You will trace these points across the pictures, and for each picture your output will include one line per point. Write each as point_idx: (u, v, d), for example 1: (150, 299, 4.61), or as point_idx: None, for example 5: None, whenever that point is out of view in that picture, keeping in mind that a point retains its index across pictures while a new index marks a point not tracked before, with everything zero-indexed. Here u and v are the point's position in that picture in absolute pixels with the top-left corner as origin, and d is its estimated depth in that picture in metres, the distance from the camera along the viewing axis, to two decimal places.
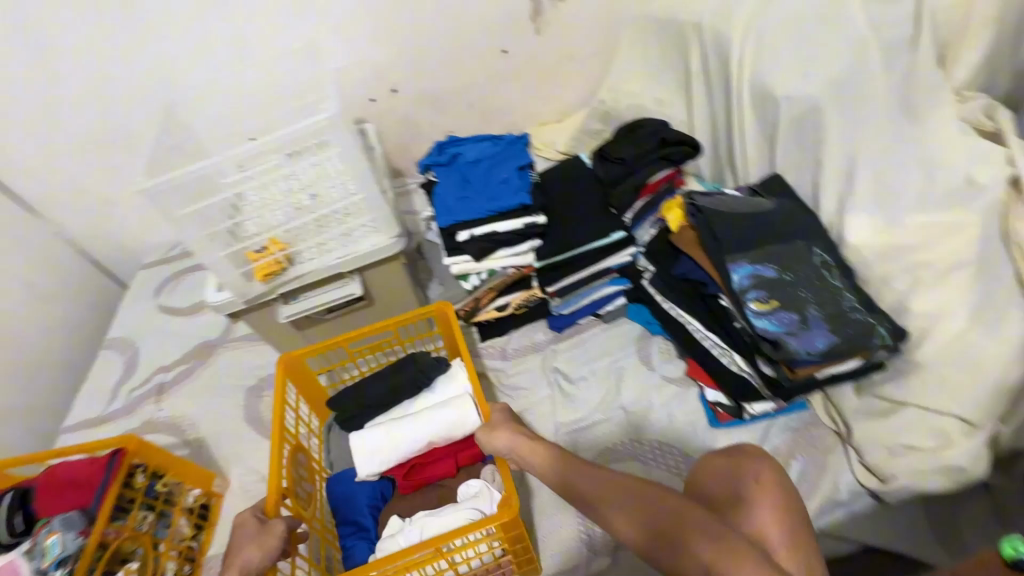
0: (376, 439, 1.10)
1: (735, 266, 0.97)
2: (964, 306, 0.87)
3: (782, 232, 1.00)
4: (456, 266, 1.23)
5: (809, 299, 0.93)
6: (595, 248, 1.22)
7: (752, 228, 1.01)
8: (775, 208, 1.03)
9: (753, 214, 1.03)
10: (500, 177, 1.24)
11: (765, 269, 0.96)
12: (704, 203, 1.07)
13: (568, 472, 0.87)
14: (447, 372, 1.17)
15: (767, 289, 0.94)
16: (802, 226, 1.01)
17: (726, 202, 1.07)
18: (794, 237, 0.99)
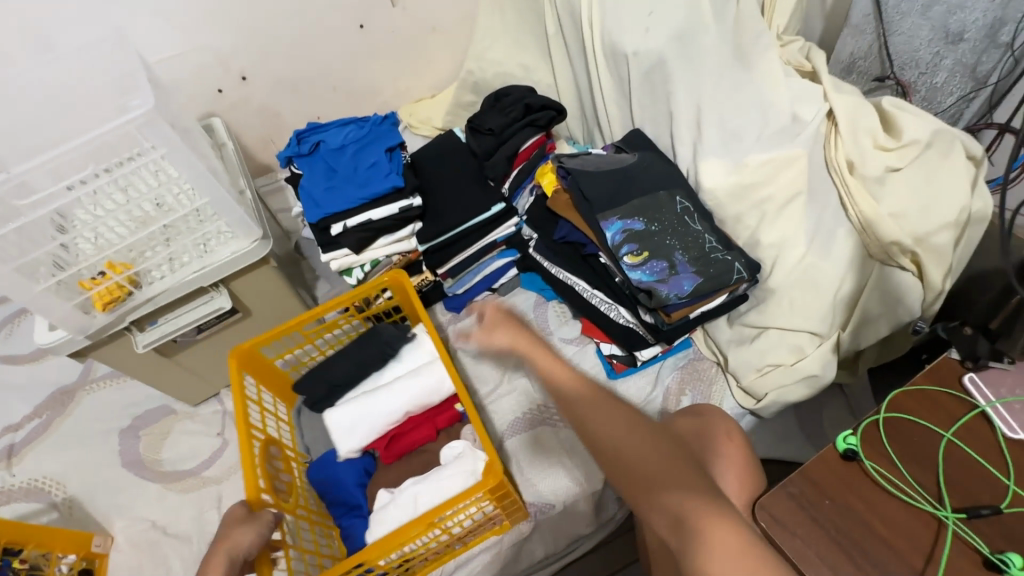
0: (346, 418, 0.97)
1: (607, 223, 0.99)
2: (803, 232, 0.94)
3: (645, 183, 1.02)
4: (337, 261, 1.18)
5: (675, 245, 0.96)
6: (478, 224, 1.20)
7: (618, 183, 1.03)
8: (636, 162, 1.05)
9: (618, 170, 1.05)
10: (368, 163, 1.18)
11: (635, 222, 0.98)
12: (571, 165, 1.07)
13: (559, 371, 0.72)
14: (414, 340, 1.07)
15: (638, 241, 0.97)
16: (663, 176, 1.04)
17: (593, 161, 1.08)
18: (657, 186, 1.02)
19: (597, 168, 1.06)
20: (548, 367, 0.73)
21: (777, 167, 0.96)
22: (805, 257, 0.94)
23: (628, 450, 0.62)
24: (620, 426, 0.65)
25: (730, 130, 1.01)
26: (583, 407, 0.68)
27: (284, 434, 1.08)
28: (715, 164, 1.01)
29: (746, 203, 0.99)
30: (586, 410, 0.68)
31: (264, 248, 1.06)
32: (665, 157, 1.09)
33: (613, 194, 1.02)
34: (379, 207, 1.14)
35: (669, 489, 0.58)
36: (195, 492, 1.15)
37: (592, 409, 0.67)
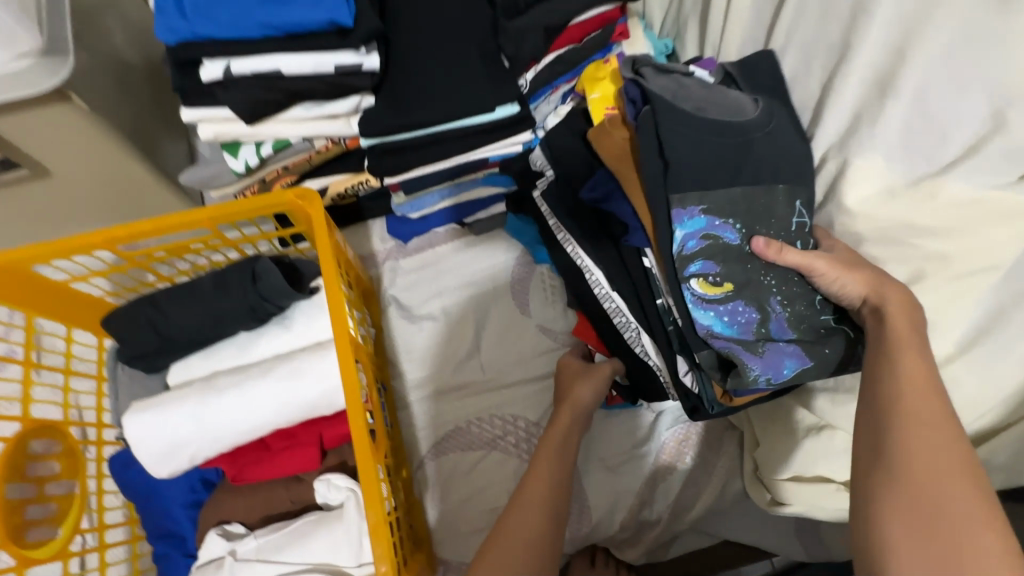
0: (169, 424, 0.59)
1: (680, 217, 0.60)
2: (960, 327, 0.60)
3: (762, 163, 0.61)
4: (209, 125, 0.68)
5: (776, 289, 0.60)
6: (467, 131, 0.72)
7: (722, 149, 0.61)
8: (759, 118, 0.62)
9: (725, 122, 0.62)
10: None
11: (727, 228, 0.60)
12: (651, 86, 0.63)
13: (914, 366, 0.52)
14: (313, 301, 0.67)
15: (721, 259, 0.61)
16: (789, 155, 0.62)
17: (689, 92, 0.64)
18: (776, 173, 0.62)
19: (696, 111, 0.62)
20: (905, 361, 0.53)
21: (981, 218, 0.56)
22: (944, 365, 0.60)
23: (935, 482, 0.46)
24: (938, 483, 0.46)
25: (928, 122, 0.57)
26: (906, 435, 0.49)
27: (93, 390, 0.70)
28: (875, 169, 0.60)
29: (898, 252, 0.60)
30: (907, 439, 0.49)
31: (50, 78, 0.55)
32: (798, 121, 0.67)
33: (709, 166, 0.60)
34: (295, 53, 0.62)
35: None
36: None
37: (919, 437, 0.49)
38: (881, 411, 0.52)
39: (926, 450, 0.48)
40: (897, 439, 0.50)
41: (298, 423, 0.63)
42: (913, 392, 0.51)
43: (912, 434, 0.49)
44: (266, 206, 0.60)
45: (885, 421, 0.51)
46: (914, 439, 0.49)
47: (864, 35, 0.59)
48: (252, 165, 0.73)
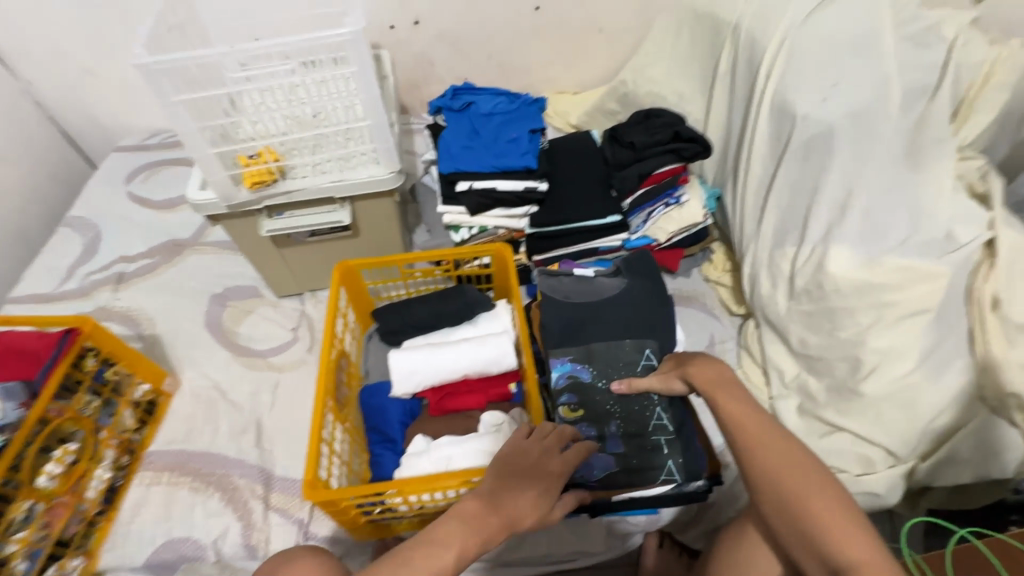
0: (413, 360, 1.03)
1: (556, 361, 1.01)
2: (915, 349, 0.91)
3: (622, 323, 1.03)
4: (448, 215, 1.23)
5: (614, 414, 0.97)
6: (588, 228, 1.23)
7: (584, 319, 1.03)
8: (617, 294, 1.05)
9: (593, 301, 1.05)
10: (509, 137, 1.23)
11: (583, 370, 1.00)
12: (545, 284, 1.07)
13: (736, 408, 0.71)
14: (492, 311, 1.12)
15: (578, 392, 0.99)
16: (639, 323, 1.03)
17: (565, 286, 1.07)
18: (627, 332, 1.03)
19: (566, 297, 1.06)
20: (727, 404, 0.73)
21: (914, 277, 0.92)
22: (908, 374, 0.90)
23: (785, 463, 0.65)
24: (793, 471, 0.64)
25: (874, 224, 0.98)
26: (756, 453, 0.67)
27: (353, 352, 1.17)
28: (844, 252, 0.98)
29: (867, 300, 0.95)
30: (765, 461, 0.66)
31: (395, 182, 1.12)
32: (661, 290, 1.06)
33: (571, 330, 1.03)
34: (504, 180, 1.19)
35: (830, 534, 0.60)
36: (257, 371, 1.25)
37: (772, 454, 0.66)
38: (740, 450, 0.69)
39: (776, 455, 0.66)
40: (759, 462, 0.66)
41: (479, 376, 1.04)
42: (748, 423, 0.69)
43: (758, 457, 0.67)
44: (481, 251, 1.11)
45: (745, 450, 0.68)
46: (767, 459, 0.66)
47: (828, 179, 1.03)
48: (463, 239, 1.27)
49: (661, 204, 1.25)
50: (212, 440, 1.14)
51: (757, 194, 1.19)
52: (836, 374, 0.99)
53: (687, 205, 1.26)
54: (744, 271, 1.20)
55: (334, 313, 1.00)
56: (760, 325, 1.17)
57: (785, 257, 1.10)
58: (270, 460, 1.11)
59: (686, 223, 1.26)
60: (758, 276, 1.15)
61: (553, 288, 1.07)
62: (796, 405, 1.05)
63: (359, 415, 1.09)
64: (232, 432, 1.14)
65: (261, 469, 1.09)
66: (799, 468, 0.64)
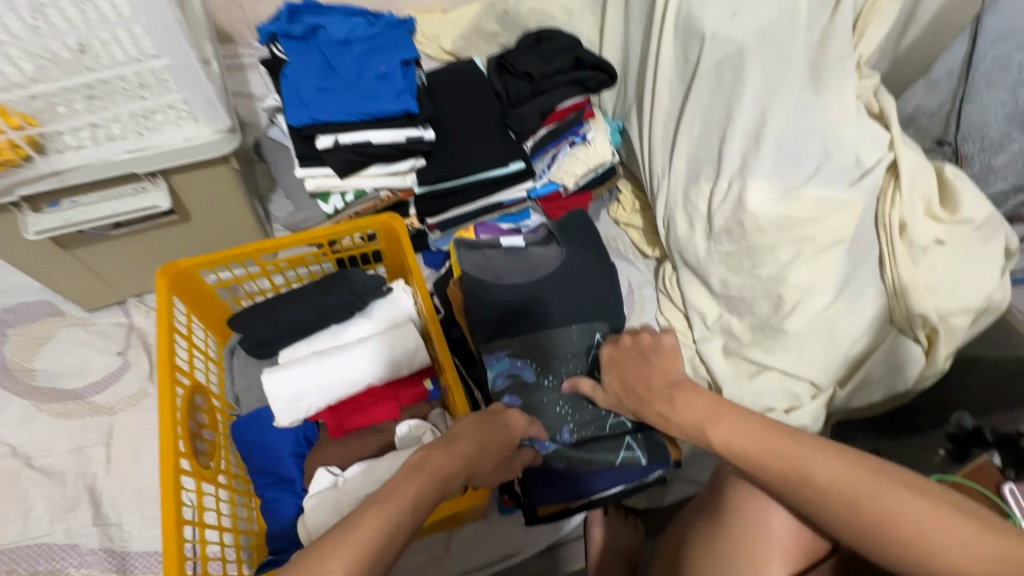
0: (296, 379, 0.81)
1: (492, 358, 0.86)
2: (831, 282, 0.91)
3: (565, 305, 0.90)
4: (313, 180, 0.97)
5: (566, 414, 0.85)
6: (489, 180, 1.04)
7: (517, 307, 0.89)
8: (552, 271, 0.92)
9: (529, 282, 0.91)
10: (377, 72, 0.97)
11: (524, 366, 0.86)
12: (467, 266, 0.90)
13: (745, 430, 0.62)
14: (388, 297, 0.92)
15: (522, 392, 0.86)
16: (582, 304, 0.91)
17: (494, 265, 0.92)
18: (571, 317, 0.90)
19: (497, 278, 0.91)
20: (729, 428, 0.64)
21: (830, 209, 0.90)
22: (827, 309, 0.91)
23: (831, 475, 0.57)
24: (852, 483, 0.56)
25: (789, 154, 0.93)
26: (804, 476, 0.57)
27: (212, 377, 0.90)
28: (763, 186, 0.93)
29: (786, 236, 0.92)
30: (815, 480, 0.57)
31: (229, 145, 0.82)
32: (602, 260, 0.94)
33: (504, 323, 0.88)
34: (379, 129, 0.95)
35: (932, 543, 0.51)
36: (76, 419, 0.92)
37: (822, 472, 0.57)
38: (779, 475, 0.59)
39: (828, 468, 0.57)
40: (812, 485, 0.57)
41: (385, 382, 0.85)
42: (777, 447, 0.60)
43: (805, 479, 0.57)
44: (364, 226, 0.89)
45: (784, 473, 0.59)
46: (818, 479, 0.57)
47: (740, 108, 0.95)
48: (338, 209, 1.02)
49: (566, 143, 1.10)
50: (25, 528, 0.83)
51: (666, 127, 1.09)
52: (759, 313, 0.97)
53: (594, 143, 1.11)
54: (657, 212, 1.11)
55: (169, 339, 0.73)
56: (677, 268, 1.11)
57: (701, 195, 1.03)
58: (121, 533, 0.84)
59: (595, 162, 1.12)
60: (673, 216, 1.07)
61: (481, 269, 0.91)
62: (722, 347, 1.03)
63: (237, 454, 0.86)
64: (54, 510, 0.84)
65: (110, 550, 0.83)
66: (859, 475, 0.56)
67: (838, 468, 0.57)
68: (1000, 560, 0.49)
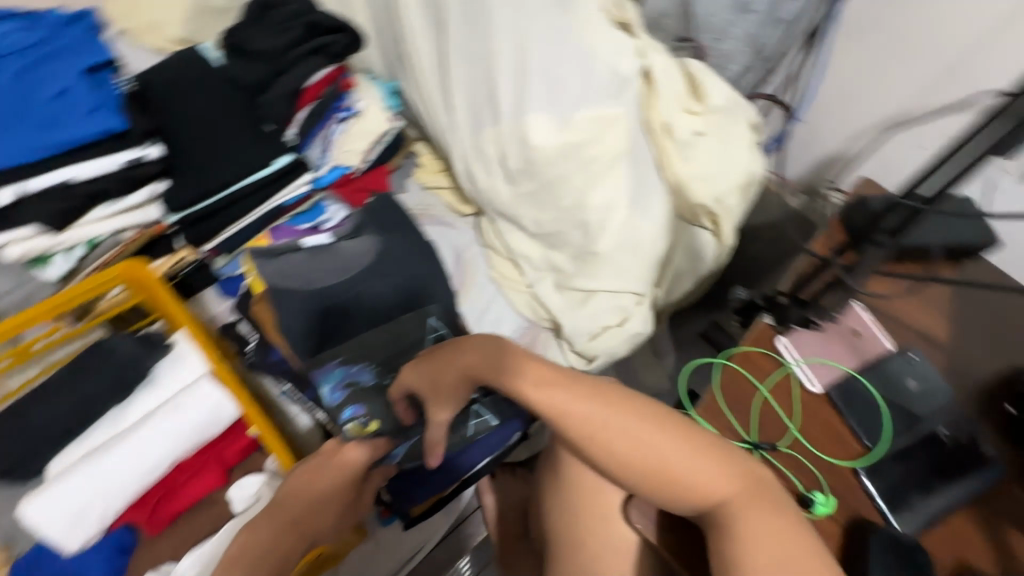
0: (69, 492, 0.66)
1: (321, 372, 0.70)
2: (624, 196, 0.94)
3: (392, 296, 0.82)
4: (19, 244, 0.77)
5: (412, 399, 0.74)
6: (257, 184, 0.90)
7: (336, 312, 0.79)
8: (370, 263, 0.83)
9: (346, 278, 0.81)
10: (55, 91, 0.79)
11: (362, 372, 0.70)
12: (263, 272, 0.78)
13: (552, 399, 0.54)
14: (171, 355, 0.78)
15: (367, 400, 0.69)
16: (412, 290, 0.84)
17: (300, 267, 0.81)
18: (403, 305, 0.83)
19: (307, 283, 0.80)
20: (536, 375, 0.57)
21: (603, 126, 0.92)
22: (628, 221, 0.95)
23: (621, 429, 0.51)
24: (639, 444, 0.50)
25: (554, 80, 0.92)
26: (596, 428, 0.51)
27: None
28: (540, 118, 0.92)
29: (573, 163, 0.93)
30: (608, 446, 0.51)
31: None
32: (418, 240, 0.89)
33: (324, 326, 0.78)
34: (84, 162, 0.79)
35: (700, 486, 0.50)
36: None
37: (613, 437, 0.51)
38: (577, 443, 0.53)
39: (616, 433, 0.51)
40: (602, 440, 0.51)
41: (196, 450, 0.73)
42: (571, 416, 0.53)
43: (595, 428, 0.52)
44: (102, 283, 0.73)
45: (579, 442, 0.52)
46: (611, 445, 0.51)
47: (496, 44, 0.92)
48: (68, 269, 0.82)
49: (334, 121, 0.98)
50: None
51: (437, 78, 1.02)
52: (574, 242, 0.99)
53: (365, 113, 0.99)
54: (457, 169, 1.06)
55: None
56: (494, 219, 1.09)
57: (489, 141, 0.99)
58: None
59: (375, 133, 1.00)
60: (471, 169, 1.03)
61: (282, 276, 0.80)
62: (554, 284, 1.05)
63: None
64: None
65: None
66: (644, 433, 0.51)
67: (628, 425, 0.51)
68: (748, 491, 0.49)
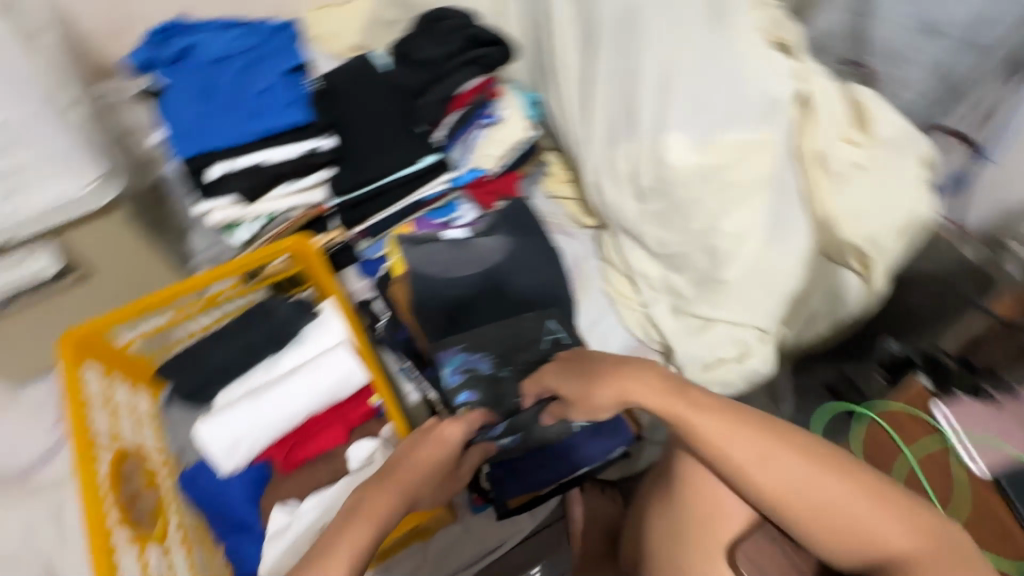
0: (231, 423, 0.78)
1: (446, 355, 0.79)
2: (761, 225, 0.89)
3: (515, 295, 0.88)
4: (218, 212, 0.92)
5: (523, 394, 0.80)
6: (404, 179, 0.99)
7: (465, 301, 0.86)
8: (498, 262, 0.89)
9: (480, 273, 0.88)
10: (260, 87, 0.92)
11: (481, 360, 0.78)
12: (411, 258, 0.87)
13: (712, 425, 0.58)
14: (317, 322, 0.88)
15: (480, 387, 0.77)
16: (535, 290, 0.90)
17: (444, 258, 0.88)
18: (523, 306, 0.88)
19: (446, 272, 0.87)
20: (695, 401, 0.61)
21: (747, 152, 0.88)
22: (762, 251, 0.90)
23: (786, 461, 0.56)
24: (798, 477, 0.56)
25: (699, 101, 0.90)
26: (763, 457, 0.57)
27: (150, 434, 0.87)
28: (680, 138, 0.91)
29: (710, 186, 0.90)
30: (763, 476, 0.56)
31: (109, 191, 0.77)
32: (546, 246, 0.93)
33: (455, 315, 0.85)
34: (275, 148, 0.92)
35: (875, 531, 0.54)
36: (19, 501, 0.89)
37: (769, 468, 0.56)
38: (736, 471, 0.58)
39: (781, 468, 0.56)
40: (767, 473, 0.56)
41: (326, 408, 0.83)
42: (734, 446, 0.57)
43: (761, 462, 0.56)
44: (275, 252, 0.85)
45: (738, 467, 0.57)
46: (764, 478, 0.56)
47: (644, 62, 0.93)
48: (248, 238, 0.94)
49: (477, 127, 1.04)
50: None
51: (577, 93, 1.05)
52: (698, 267, 0.96)
53: (507, 121, 1.05)
54: (585, 181, 1.08)
55: (79, 409, 0.69)
56: (616, 234, 1.09)
57: (623, 157, 1.00)
58: None
59: (512, 142, 1.05)
60: (600, 183, 1.04)
61: (426, 265, 0.86)
62: (670, 307, 1.02)
63: (189, 507, 0.83)
64: None
65: None
66: (807, 467, 0.56)
67: (785, 461, 0.56)
68: (927, 535, 0.53)
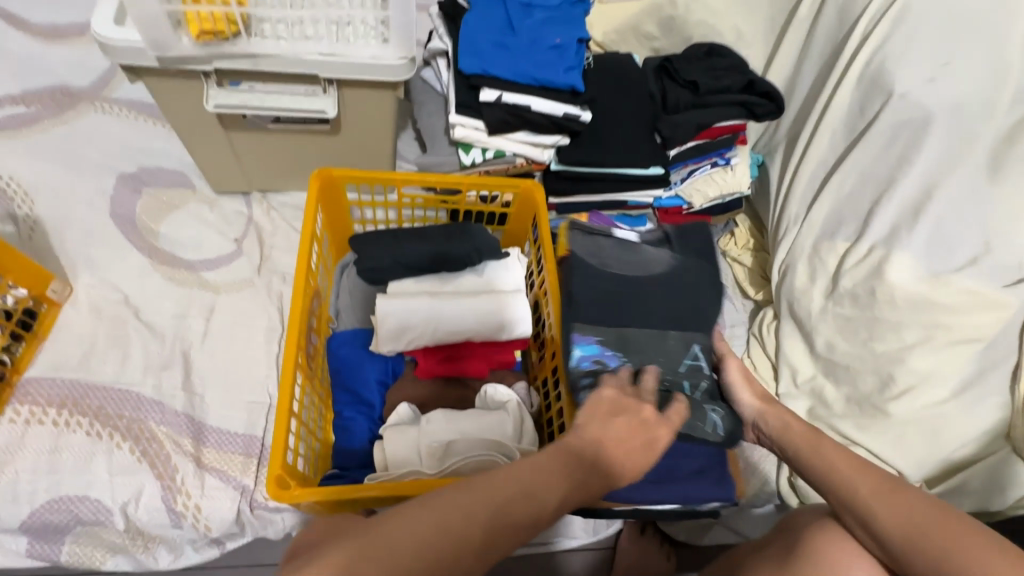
0: (408, 310, 0.82)
1: (582, 337, 0.77)
2: (951, 378, 0.87)
3: (659, 309, 0.80)
4: (460, 129, 0.97)
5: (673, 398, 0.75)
6: (624, 177, 1.03)
7: (611, 293, 0.80)
8: (665, 273, 0.83)
9: (642, 278, 0.82)
10: (553, 42, 0.96)
11: (612, 358, 0.76)
12: (576, 244, 0.84)
13: (838, 455, 0.63)
14: (504, 263, 0.92)
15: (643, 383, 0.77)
16: (661, 304, 0.80)
17: (602, 252, 0.84)
18: (659, 320, 0.80)
19: (602, 264, 0.83)
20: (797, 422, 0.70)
21: (974, 304, 0.86)
22: (940, 403, 0.87)
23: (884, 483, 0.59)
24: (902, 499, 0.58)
25: (944, 236, 0.89)
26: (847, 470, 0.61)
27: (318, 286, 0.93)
28: (907, 261, 0.90)
29: (918, 318, 0.88)
30: (858, 483, 0.60)
31: (406, 73, 0.83)
32: (701, 273, 0.83)
33: (597, 303, 0.79)
34: (541, 99, 0.94)
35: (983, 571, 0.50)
36: (183, 287, 0.97)
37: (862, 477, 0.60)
38: (847, 500, 0.60)
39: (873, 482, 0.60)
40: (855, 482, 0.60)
41: (483, 341, 0.85)
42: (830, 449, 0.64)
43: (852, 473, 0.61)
44: (505, 187, 0.89)
45: (859, 505, 0.59)
46: (892, 520, 0.57)
47: (906, 177, 0.92)
48: (474, 162, 1.01)
49: (708, 162, 1.08)
50: (120, 372, 0.87)
51: (813, 174, 1.05)
52: (861, 387, 0.94)
53: (735, 170, 1.08)
54: (776, 257, 1.09)
55: (311, 237, 0.75)
56: (780, 317, 1.08)
57: (833, 252, 1.00)
58: (201, 406, 0.88)
59: (729, 190, 1.09)
60: (795, 264, 1.04)
61: (583, 251, 0.84)
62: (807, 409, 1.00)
63: (325, 365, 0.88)
64: (150, 364, 0.88)
65: (189, 418, 0.86)
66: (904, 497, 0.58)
67: (912, 506, 0.57)
68: None
